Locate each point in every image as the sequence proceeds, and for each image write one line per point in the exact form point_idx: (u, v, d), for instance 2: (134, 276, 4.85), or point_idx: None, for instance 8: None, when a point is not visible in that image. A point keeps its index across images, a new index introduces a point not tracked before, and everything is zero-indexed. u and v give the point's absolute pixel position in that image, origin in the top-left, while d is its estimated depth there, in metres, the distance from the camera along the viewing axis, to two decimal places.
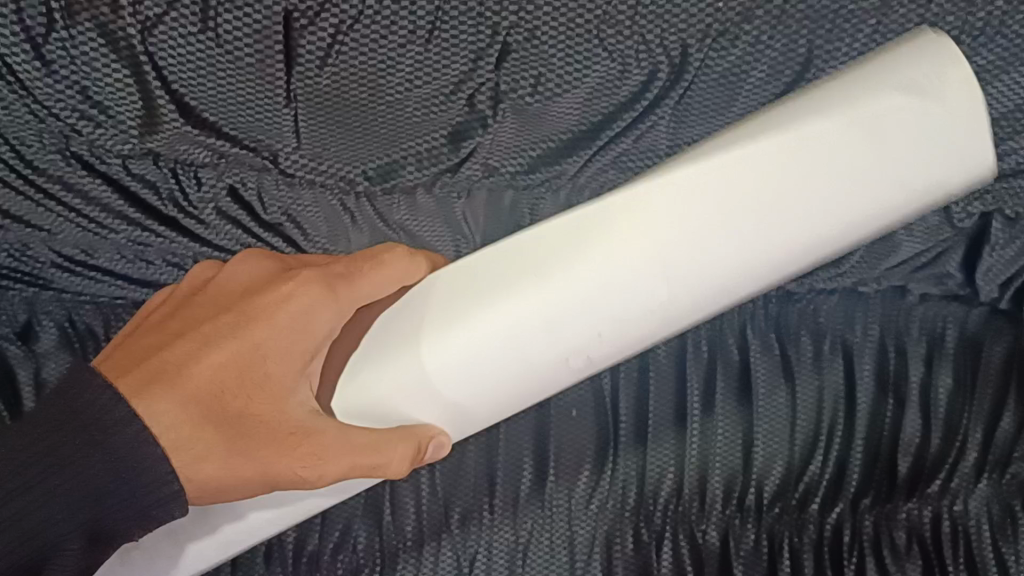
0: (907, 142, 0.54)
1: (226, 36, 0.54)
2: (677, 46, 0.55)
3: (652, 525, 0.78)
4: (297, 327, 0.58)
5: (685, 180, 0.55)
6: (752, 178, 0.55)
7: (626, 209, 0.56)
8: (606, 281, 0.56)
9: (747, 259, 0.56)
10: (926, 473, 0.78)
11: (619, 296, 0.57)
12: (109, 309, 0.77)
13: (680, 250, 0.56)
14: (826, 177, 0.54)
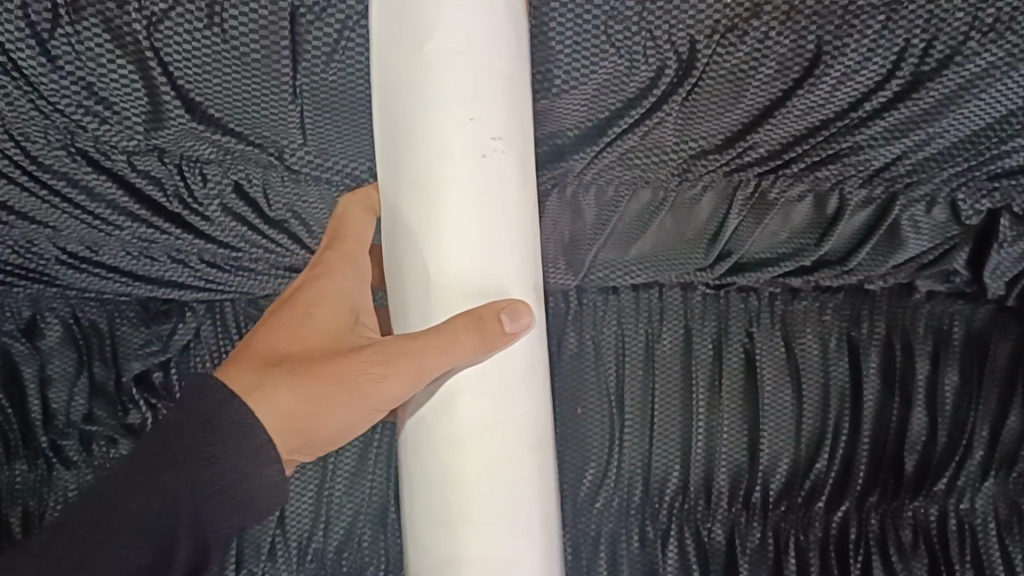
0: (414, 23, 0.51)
1: (232, 32, 0.54)
2: (685, 42, 0.55)
3: (658, 523, 0.79)
4: (320, 275, 0.60)
5: (411, 136, 0.51)
6: (431, 49, 0.50)
7: (404, 105, 0.51)
8: (451, 109, 0.50)
9: (467, 30, 0.50)
10: (932, 471, 0.78)
11: (474, 108, 0.50)
12: (114, 305, 0.77)
13: (459, 46, 0.50)
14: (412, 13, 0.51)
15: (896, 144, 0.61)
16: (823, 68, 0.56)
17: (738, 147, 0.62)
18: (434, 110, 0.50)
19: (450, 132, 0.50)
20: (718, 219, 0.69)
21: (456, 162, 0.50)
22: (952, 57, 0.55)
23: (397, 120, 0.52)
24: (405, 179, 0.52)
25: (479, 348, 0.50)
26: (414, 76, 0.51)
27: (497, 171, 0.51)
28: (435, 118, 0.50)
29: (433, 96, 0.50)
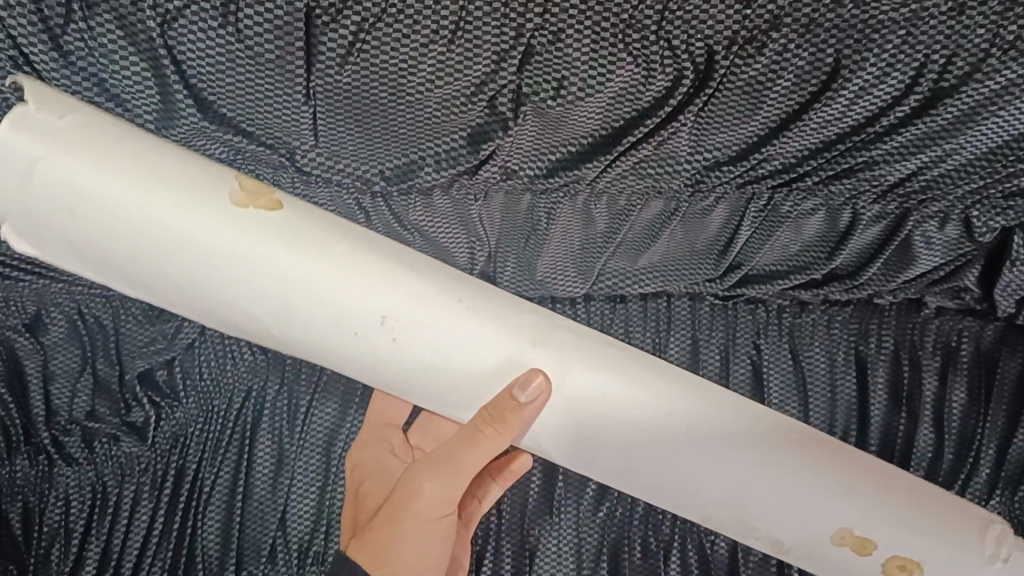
0: (221, 266, 0.53)
1: (247, 32, 0.53)
2: (703, 52, 0.54)
3: (661, 534, 0.77)
4: (375, 468, 0.74)
5: (348, 338, 0.56)
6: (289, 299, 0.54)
7: (306, 327, 0.56)
8: (278, 261, 0.53)
9: (258, 238, 0.53)
10: (939, 487, 0.77)
11: (305, 253, 0.54)
12: (121, 305, 0.75)
13: (259, 257, 0.53)
14: (227, 264, 0.53)
15: (912, 160, 0.61)
16: (841, 82, 0.55)
17: (752, 159, 0.61)
18: (286, 284, 0.54)
19: (311, 260, 0.54)
20: (728, 232, 0.70)
21: (346, 292, 0.55)
22: (971, 75, 0.55)
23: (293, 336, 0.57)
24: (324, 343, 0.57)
25: (506, 430, 0.59)
26: (292, 308, 0.55)
27: (312, 235, 0.54)
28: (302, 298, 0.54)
29: (269, 279, 0.53)
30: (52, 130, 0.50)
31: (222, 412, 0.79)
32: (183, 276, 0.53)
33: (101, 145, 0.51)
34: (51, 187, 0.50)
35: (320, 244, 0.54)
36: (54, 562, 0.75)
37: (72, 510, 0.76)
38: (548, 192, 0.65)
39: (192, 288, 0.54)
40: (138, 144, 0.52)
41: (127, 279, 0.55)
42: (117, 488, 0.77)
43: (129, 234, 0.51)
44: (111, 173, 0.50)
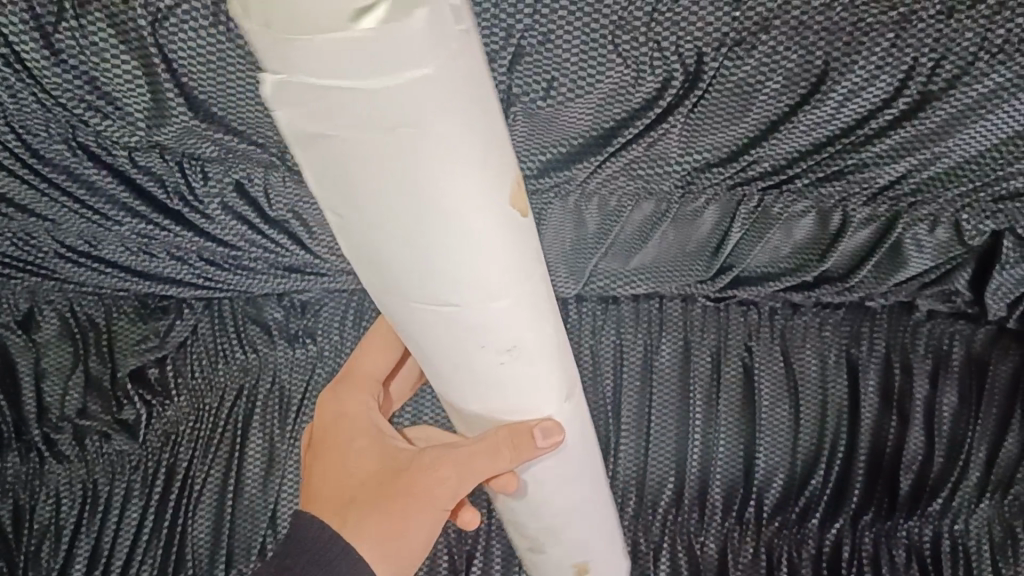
0: (419, 219, 0.41)
1: (238, 32, 0.53)
2: (692, 54, 0.54)
3: (651, 536, 0.79)
4: (356, 425, 0.64)
5: (477, 340, 0.47)
6: (451, 271, 0.43)
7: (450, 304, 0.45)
8: (441, 264, 0.43)
9: (472, 215, 0.41)
10: (929, 489, 0.77)
11: (505, 262, 0.44)
12: (112, 300, 0.78)
13: (463, 246, 0.42)
14: (430, 222, 0.41)
15: (900, 164, 0.61)
16: (830, 84, 0.56)
17: (741, 161, 0.62)
18: (453, 287, 0.44)
19: (499, 271, 0.44)
20: (720, 233, 0.69)
21: (507, 318, 0.46)
22: (960, 78, 0.55)
23: (404, 309, 0.46)
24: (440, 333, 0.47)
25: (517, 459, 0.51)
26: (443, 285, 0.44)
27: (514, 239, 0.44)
28: (456, 311, 0.45)
29: (437, 277, 0.43)
30: (455, 47, 0.38)
31: (213, 410, 0.79)
32: (360, 195, 0.40)
33: (472, 65, 0.39)
34: (347, 99, 0.37)
35: (529, 262, 0.46)
36: (44, 559, 0.75)
37: (63, 508, 0.77)
38: (539, 192, 0.65)
39: (358, 207, 0.41)
40: (476, 76, 0.40)
41: (319, 161, 0.39)
42: (108, 486, 0.77)
43: (374, 122, 0.37)
44: (467, 128, 0.40)
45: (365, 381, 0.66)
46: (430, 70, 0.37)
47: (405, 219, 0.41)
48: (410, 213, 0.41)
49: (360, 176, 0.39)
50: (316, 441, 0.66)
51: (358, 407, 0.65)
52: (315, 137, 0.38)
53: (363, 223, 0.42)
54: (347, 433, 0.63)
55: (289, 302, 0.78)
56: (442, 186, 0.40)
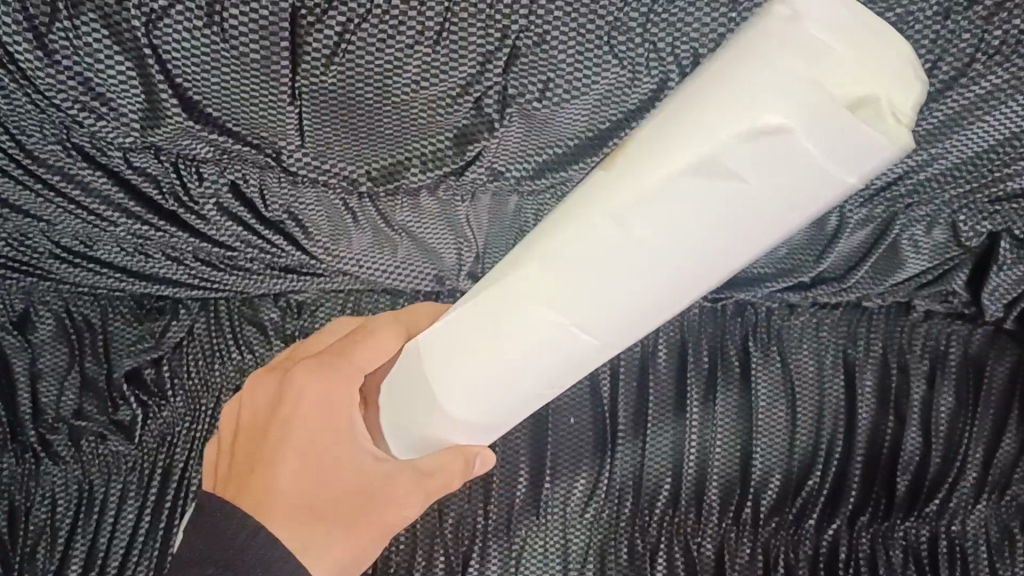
0: (625, 207, 0.43)
1: (232, 32, 0.53)
2: (689, 55, 0.54)
3: (648, 536, 0.78)
4: (326, 417, 0.57)
5: (520, 322, 0.48)
6: (568, 272, 0.46)
7: (563, 263, 0.46)
8: (589, 221, 0.44)
9: (629, 268, 0.44)
10: (925, 492, 0.77)
11: (600, 322, 0.46)
12: (108, 301, 0.78)
13: (600, 276, 0.45)
14: (629, 211, 0.43)
15: (898, 164, 0.61)
16: None
17: None
18: (578, 263, 0.45)
19: (579, 321, 0.47)
20: None
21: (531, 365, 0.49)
22: (956, 80, 0.55)
23: (568, 199, 0.46)
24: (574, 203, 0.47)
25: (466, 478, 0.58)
26: (557, 270, 0.46)
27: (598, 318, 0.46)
28: (573, 278, 0.46)
29: (581, 246, 0.45)
30: (816, 184, 0.39)
31: (210, 411, 0.77)
32: (660, 171, 0.41)
33: (784, 190, 0.40)
34: (747, 129, 0.39)
35: (625, 342, 0.48)
36: (40, 560, 0.76)
37: (58, 509, 0.77)
38: (535, 193, 0.64)
39: (676, 154, 0.41)
40: (780, 202, 0.40)
41: (726, 134, 0.39)
42: (103, 487, 0.77)
43: (738, 181, 0.40)
44: (716, 195, 0.41)
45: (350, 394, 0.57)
46: (852, 181, 0.39)
47: (625, 179, 0.43)
48: (624, 198, 0.43)
49: (699, 189, 0.41)
50: (272, 418, 0.59)
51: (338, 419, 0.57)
52: (729, 128, 0.39)
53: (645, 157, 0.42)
54: (322, 431, 0.57)
55: (285, 303, 0.78)
56: (648, 230, 0.43)
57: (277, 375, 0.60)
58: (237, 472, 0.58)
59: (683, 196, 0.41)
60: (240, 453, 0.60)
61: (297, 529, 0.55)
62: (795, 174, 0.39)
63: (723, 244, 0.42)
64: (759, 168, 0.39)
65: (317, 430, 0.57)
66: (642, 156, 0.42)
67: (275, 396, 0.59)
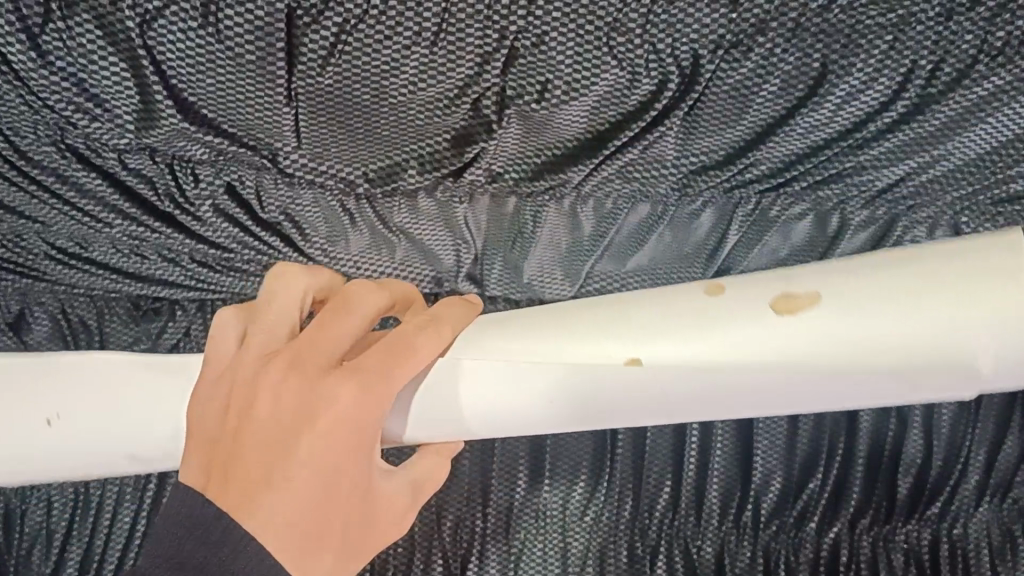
0: (858, 307, 0.59)
1: (227, 33, 0.53)
2: (689, 55, 0.54)
3: (647, 539, 0.78)
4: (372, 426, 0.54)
5: (633, 375, 0.62)
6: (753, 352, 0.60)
7: (707, 340, 0.61)
8: (733, 317, 0.61)
9: (744, 378, 0.60)
10: (926, 497, 0.76)
11: (679, 392, 0.62)
12: (104, 301, 0.77)
13: (689, 373, 0.61)
14: (786, 327, 0.60)
15: (900, 166, 0.60)
16: (829, 86, 0.55)
17: (739, 164, 0.61)
18: (728, 354, 0.60)
19: (688, 389, 0.62)
20: (716, 237, 0.68)
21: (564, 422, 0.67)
22: (959, 80, 0.55)
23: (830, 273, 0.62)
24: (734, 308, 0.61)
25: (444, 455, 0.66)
26: (701, 341, 0.61)
27: (678, 397, 0.62)
28: (691, 366, 0.61)
29: (786, 325, 0.60)
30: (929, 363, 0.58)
31: None
32: (870, 299, 0.59)
33: (845, 377, 0.60)
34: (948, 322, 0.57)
35: (663, 418, 0.64)
36: (37, 562, 0.76)
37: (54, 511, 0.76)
38: (534, 194, 0.63)
39: (807, 316, 0.59)
40: (854, 368, 0.59)
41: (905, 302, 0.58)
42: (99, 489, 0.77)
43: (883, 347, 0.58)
44: (818, 356, 0.59)
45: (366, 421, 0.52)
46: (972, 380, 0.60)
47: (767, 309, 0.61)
48: (821, 320, 0.59)
49: (873, 313, 0.58)
50: (275, 430, 0.51)
51: (345, 448, 0.52)
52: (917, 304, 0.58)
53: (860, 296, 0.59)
54: (348, 440, 0.52)
55: None
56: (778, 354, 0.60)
57: (285, 373, 0.52)
58: (218, 470, 0.51)
59: (876, 321, 0.58)
60: (225, 445, 0.52)
61: (296, 554, 0.50)
62: (891, 389, 0.60)
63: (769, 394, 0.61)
64: (829, 387, 0.61)
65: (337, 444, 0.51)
66: (834, 302, 0.59)
67: (283, 405, 0.51)
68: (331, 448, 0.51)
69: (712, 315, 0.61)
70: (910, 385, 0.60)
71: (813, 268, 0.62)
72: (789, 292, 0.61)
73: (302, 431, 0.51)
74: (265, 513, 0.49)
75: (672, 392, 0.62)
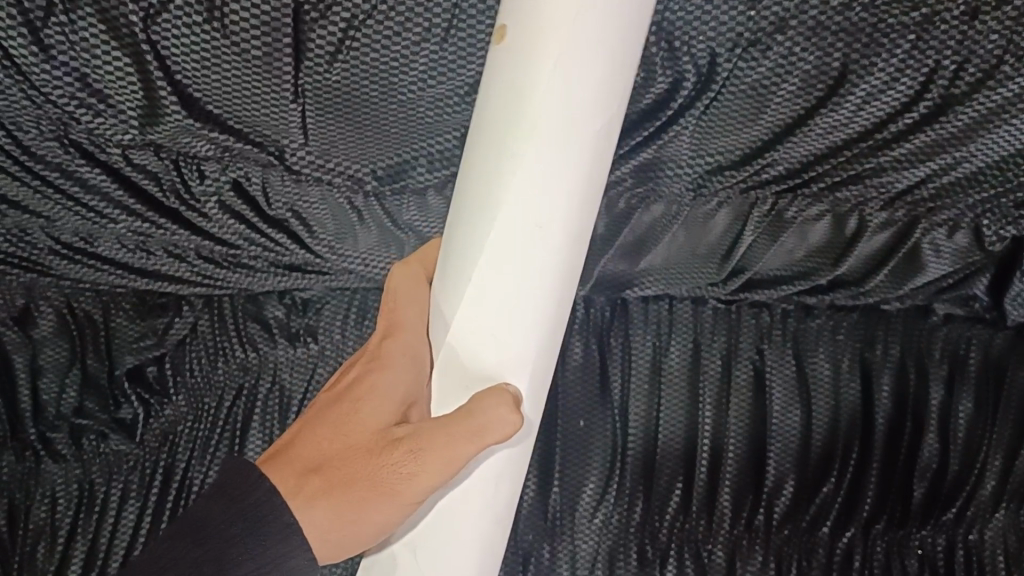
0: (512, 126, 0.46)
1: (233, 27, 0.52)
2: (705, 55, 0.52)
3: (658, 542, 0.76)
4: (389, 363, 0.54)
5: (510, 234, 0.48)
6: (514, 209, 0.48)
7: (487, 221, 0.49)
8: (492, 198, 0.48)
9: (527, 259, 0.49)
10: (943, 498, 0.75)
11: (533, 240, 0.48)
12: (109, 297, 0.77)
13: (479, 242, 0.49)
14: (535, 162, 0.47)
15: (920, 168, 0.58)
16: (849, 87, 0.54)
17: (755, 164, 0.59)
18: (490, 196, 0.48)
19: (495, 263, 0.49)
20: (731, 237, 0.67)
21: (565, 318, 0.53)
22: (983, 82, 0.53)
23: (485, 112, 0.48)
24: (517, 170, 0.47)
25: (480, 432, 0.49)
26: (494, 181, 0.48)
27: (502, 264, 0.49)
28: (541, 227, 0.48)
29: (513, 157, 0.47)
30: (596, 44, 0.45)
31: (212, 410, 0.76)
32: (507, 67, 0.46)
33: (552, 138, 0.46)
34: None
35: (549, 224, 0.48)
36: (40, 559, 0.74)
37: (58, 508, 0.75)
38: None
39: (489, 142, 0.48)
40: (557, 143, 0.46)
41: (506, 96, 0.46)
42: (105, 486, 0.75)
43: (559, 63, 0.45)
44: (538, 173, 0.47)
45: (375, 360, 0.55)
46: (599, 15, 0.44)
47: (488, 143, 0.48)
48: (522, 117, 0.46)
49: (509, 108, 0.46)
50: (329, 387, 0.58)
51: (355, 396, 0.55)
52: None
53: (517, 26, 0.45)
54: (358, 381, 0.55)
55: (289, 301, 0.77)
56: (549, 190, 0.47)
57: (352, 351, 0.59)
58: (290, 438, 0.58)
59: (550, 116, 0.46)
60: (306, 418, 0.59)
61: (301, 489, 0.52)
62: (612, 69, 0.46)
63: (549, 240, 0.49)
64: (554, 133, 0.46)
65: (354, 386, 0.55)
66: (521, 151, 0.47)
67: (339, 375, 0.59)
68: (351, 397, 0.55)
69: (485, 169, 0.48)
70: (609, 41, 0.45)
71: (477, 168, 0.48)
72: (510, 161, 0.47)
73: (333, 397, 0.56)
74: (280, 453, 0.56)
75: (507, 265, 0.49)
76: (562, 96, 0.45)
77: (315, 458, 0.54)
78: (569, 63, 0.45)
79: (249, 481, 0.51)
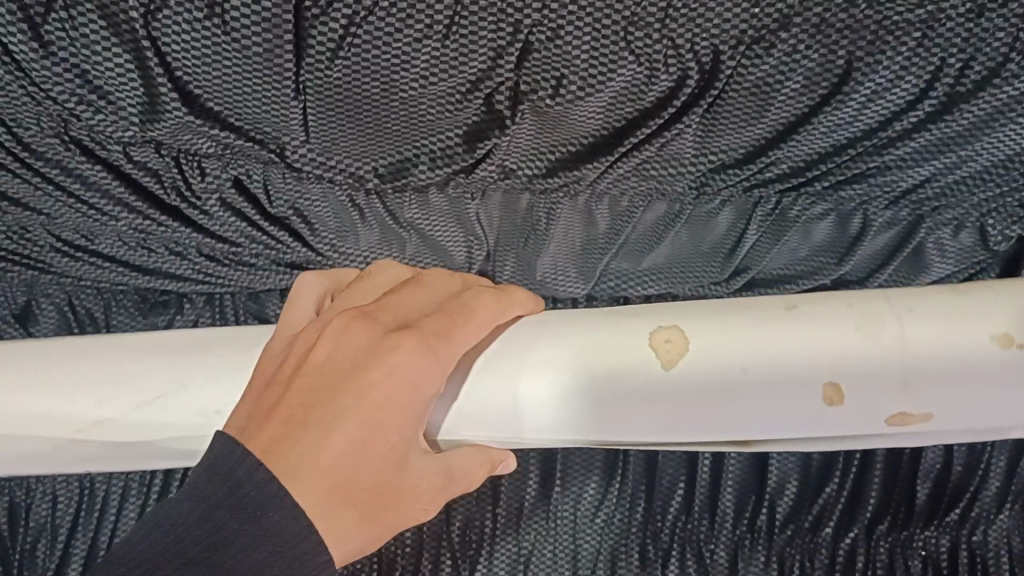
0: (856, 335, 0.62)
1: (234, 24, 0.51)
2: (709, 51, 0.52)
3: (660, 542, 0.76)
4: (412, 390, 0.55)
5: (712, 351, 0.62)
6: (795, 342, 0.62)
7: (727, 343, 0.62)
8: (815, 327, 0.62)
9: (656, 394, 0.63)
10: (946, 501, 0.74)
11: (675, 378, 0.62)
12: (110, 295, 0.76)
13: (705, 359, 0.62)
14: (856, 337, 0.62)
15: (926, 167, 0.58)
16: (853, 84, 0.53)
17: (759, 162, 0.59)
18: (803, 363, 0.62)
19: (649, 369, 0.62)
20: (735, 235, 0.66)
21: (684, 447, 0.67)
22: (989, 79, 0.53)
23: (857, 292, 0.64)
24: (873, 359, 0.62)
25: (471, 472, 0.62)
26: (799, 318, 0.62)
27: (630, 372, 0.63)
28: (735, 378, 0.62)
29: (838, 342, 0.62)
30: (922, 372, 0.62)
31: None
32: (913, 296, 0.63)
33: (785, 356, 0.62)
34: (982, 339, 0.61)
35: (700, 405, 0.63)
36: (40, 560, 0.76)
37: (59, 505, 0.76)
38: (547, 192, 0.62)
39: (849, 315, 0.62)
40: (773, 361, 0.62)
41: (898, 352, 0.62)
42: (105, 484, 0.76)
43: (869, 337, 0.62)
44: (795, 352, 0.62)
45: (412, 385, 0.55)
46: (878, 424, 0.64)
47: (778, 307, 0.63)
48: (841, 335, 0.62)
49: (880, 348, 0.62)
50: (326, 380, 0.55)
51: (389, 418, 0.54)
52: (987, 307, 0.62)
53: (972, 310, 0.62)
54: (388, 403, 0.54)
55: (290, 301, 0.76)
56: (768, 370, 0.62)
57: (352, 327, 0.56)
58: (267, 415, 0.55)
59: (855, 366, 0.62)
60: (283, 404, 0.55)
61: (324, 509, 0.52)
62: (870, 407, 0.63)
63: (690, 406, 0.63)
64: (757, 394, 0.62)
65: (378, 404, 0.54)
66: (823, 339, 0.62)
67: (338, 369, 0.55)
68: (382, 416, 0.54)
69: (805, 309, 0.63)
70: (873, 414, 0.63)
71: (809, 312, 0.63)
72: (837, 387, 0.62)
73: (349, 409, 0.54)
74: (283, 452, 0.52)
75: (650, 368, 0.62)
76: (875, 387, 0.62)
77: (340, 469, 0.53)
78: (882, 370, 0.62)
79: (238, 475, 0.50)
